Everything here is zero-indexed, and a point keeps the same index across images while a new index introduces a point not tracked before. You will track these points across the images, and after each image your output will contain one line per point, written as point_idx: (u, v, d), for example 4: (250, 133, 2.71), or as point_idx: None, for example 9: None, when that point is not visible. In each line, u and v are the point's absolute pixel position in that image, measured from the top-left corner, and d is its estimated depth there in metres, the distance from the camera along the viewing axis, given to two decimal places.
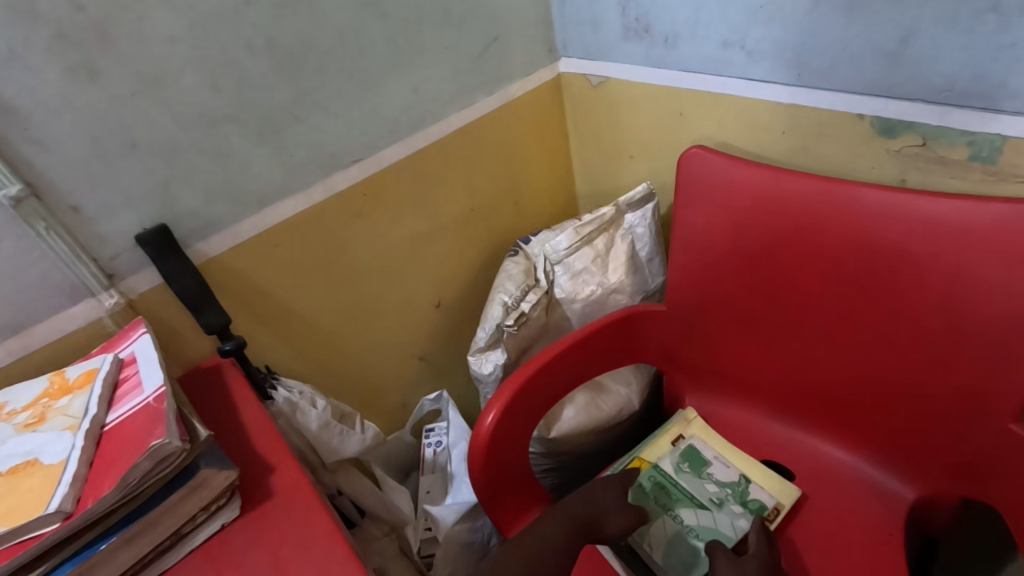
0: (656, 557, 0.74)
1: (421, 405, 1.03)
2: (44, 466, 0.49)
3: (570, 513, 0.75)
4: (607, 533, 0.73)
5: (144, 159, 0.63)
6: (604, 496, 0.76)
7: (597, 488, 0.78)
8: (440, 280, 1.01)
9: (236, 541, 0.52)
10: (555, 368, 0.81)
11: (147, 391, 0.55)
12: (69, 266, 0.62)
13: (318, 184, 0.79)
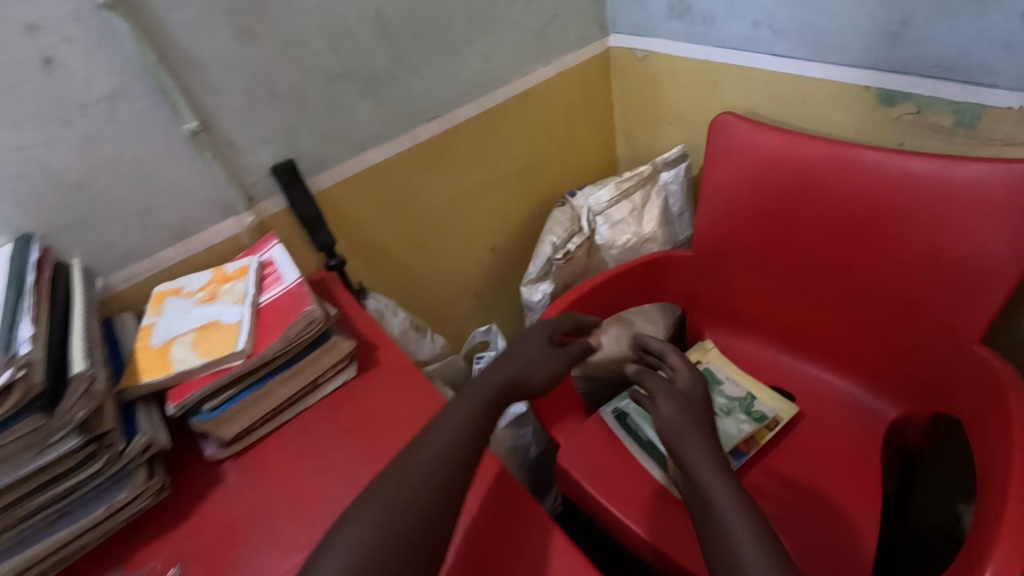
0: None
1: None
2: (225, 325, 0.67)
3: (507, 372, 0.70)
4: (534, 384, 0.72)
5: (280, 106, 0.81)
6: (524, 346, 0.74)
7: (517, 343, 0.75)
8: (495, 226, 1.17)
9: (356, 392, 0.69)
10: (594, 297, 0.97)
11: (288, 281, 0.73)
12: (223, 188, 0.80)
13: (404, 134, 0.95)
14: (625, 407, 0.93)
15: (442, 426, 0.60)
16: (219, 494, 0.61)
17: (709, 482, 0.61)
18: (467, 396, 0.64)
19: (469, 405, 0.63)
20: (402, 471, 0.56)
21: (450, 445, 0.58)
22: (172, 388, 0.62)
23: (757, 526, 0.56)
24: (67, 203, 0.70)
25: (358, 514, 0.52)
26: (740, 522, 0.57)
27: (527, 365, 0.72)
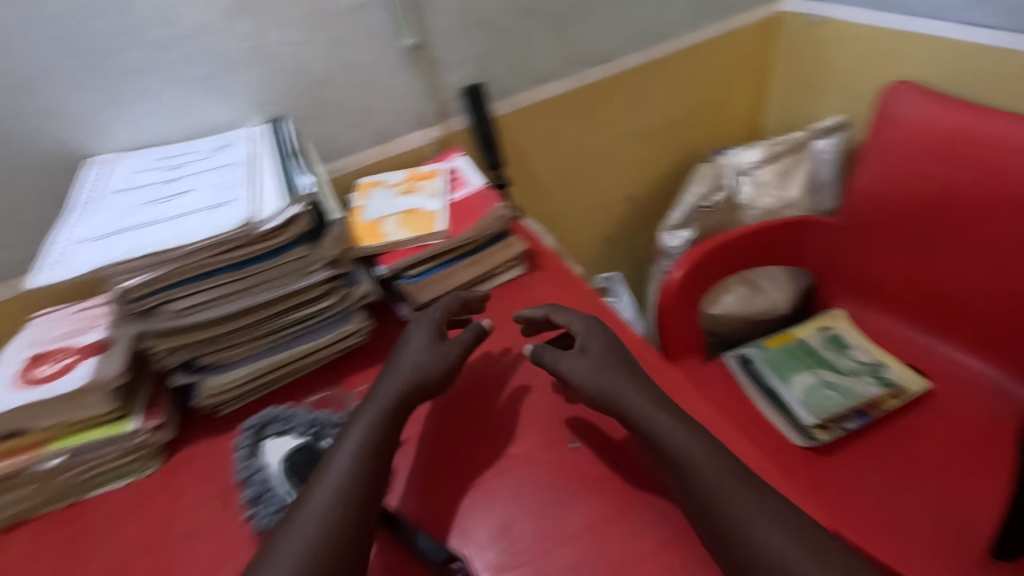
0: (792, 392, 0.91)
1: (519, 312, 0.69)
2: (427, 211, 0.78)
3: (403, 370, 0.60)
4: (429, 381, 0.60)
5: (481, 34, 0.91)
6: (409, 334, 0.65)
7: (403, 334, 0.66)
8: (636, 176, 1.23)
9: (523, 286, 0.80)
10: (733, 247, 1.01)
11: (474, 185, 0.83)
12: (423, 102, 0.92)
13: (576, 75, 1.03)
14: (751, 354, 0.99)
15: (353, 429, 0.55)
16: None
17: (691, 451, 0.50)
18: (365, 416, 0.56)
19: (367, 427, 0.55)
20: (307, 509, 0.49)
21: (351, 468, 0.52)
22: (385, 253, 0.73)
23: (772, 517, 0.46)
24: (308, 97, 0.84)
25: (293, 529, 0.48)
26: (761, 509, 0.46)
27: (410, 364, 0.61)
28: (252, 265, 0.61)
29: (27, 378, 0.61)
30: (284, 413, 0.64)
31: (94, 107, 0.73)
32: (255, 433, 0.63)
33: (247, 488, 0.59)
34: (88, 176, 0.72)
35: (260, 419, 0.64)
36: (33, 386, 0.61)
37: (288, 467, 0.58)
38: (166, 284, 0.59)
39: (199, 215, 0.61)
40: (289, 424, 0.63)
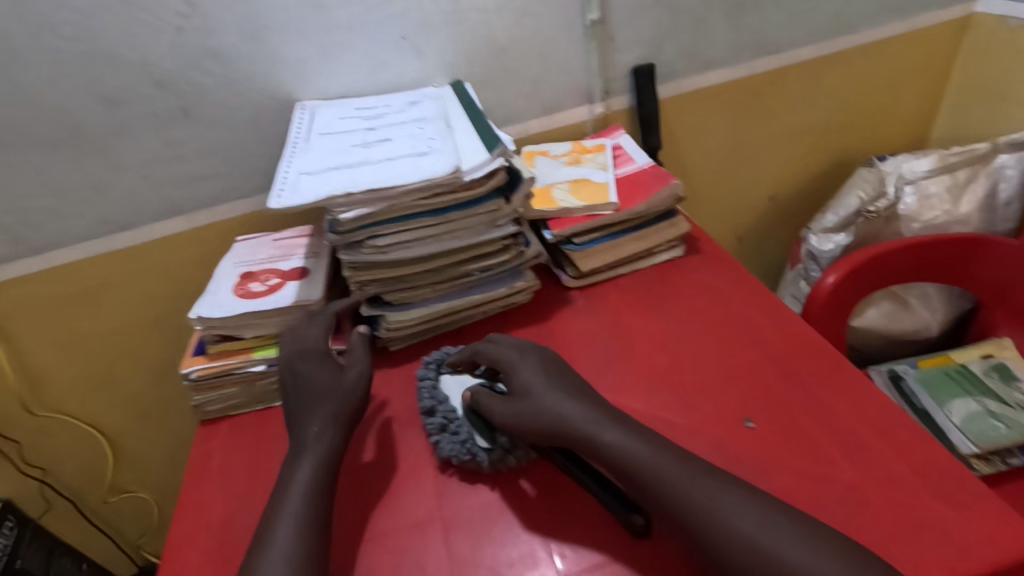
0: (952, 417, 0.85)
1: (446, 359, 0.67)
2: (595, 183, 0.80)
3: (323, 413, 0.59)
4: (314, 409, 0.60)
5: (661, 14, 0.91)
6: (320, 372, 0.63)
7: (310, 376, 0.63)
8: (785, 176, 1.18)
9: (682, 269, 0.79)
10: (895, 258, 0.95)
11: (640, 162, 0.84)
12: (592, 78, 0.93)
13: (745, 64, 1.01)
14: (902, 372, 0.93)
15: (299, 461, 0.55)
16: (568, 313, 0.75)
17: (644, 460, 0.50)
18: (314, 447, 0.56)
19: (314, 460, 0.55)
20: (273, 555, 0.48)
21: (308, 501, 0.52)
22: (554, 218, 0.76)
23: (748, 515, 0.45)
24: (489, 64, 0.87)
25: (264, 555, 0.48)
26: (735, 510, 0.46)
27: (325, 396, 0.60)
28: (449, 213, 0.65)
29: (243, 291, 0.70)
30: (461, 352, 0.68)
31: (307, 56, 0.80)
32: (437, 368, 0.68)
33: (431, 417, 0.63)
34: (295, 119, 0.78)
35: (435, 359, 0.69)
36: (247, 298, 0.69)
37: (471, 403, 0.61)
38: (375, 220, 0.63)
39: (407, 160, 0.66)
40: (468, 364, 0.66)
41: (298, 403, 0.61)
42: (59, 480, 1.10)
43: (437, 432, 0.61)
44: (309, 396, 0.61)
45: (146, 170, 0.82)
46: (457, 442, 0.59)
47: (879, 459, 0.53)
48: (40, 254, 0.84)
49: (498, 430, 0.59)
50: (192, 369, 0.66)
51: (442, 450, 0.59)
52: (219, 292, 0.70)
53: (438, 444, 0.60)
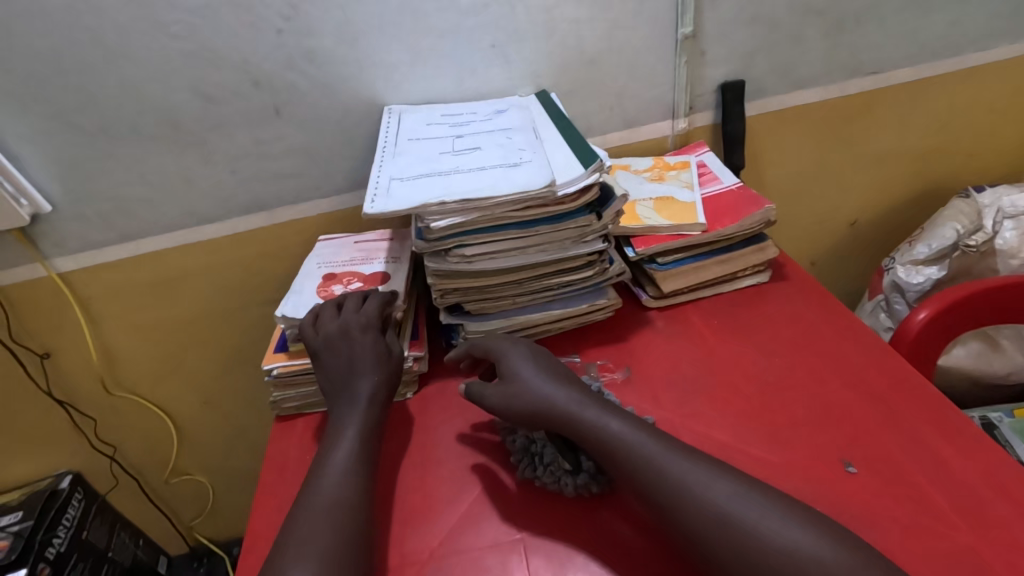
0: None
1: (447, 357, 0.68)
2: (681, 201, 0.77)
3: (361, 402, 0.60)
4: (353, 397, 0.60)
5: (755, 30, 0.88)
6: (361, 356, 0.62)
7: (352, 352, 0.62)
8: (869, 202, 1.13)
9: (768, 295, 0.76)
10: (992, 297, 0.87)
11: (727, 182, 0.81)
12: (678, 93, 0.91)
13: (838, 84, 0.96)
14: (996, 420, 0.86)
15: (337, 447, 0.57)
16: (648, 333, 0.73)
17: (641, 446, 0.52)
18: (353, 423, 0.59)
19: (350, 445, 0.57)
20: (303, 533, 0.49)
21: (344, 483, 0.53)
22: (638, 236, 0.74)
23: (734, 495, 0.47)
24: (575, 75, 0.86)
25: (309, 525, 0.49)
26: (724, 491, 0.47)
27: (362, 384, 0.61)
28: (539, 226, 0.64)
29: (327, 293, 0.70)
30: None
31: (398, 61, 0.81)
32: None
33: (511, 435, 0.62)
34: (383, 123, 0.79)
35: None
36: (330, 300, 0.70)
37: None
38: (464, 230, 0.63)
39: (498, 170, 0.65)
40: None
41: (328, 381, 0.62)
42: (127, 458, 1.14)
43: (519, 453, 0.60)
44: (344, 372, 0.62)
45: (235, 165, 0.84)
46: (543, 466, 0.58)
47: (1002, 521, 0.48)
48: (130, 241, 0.88)
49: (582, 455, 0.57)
50: (274, 366, 0.67)
51: (525, 472, 0.58)
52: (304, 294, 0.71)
53: (521, 465, 0.59)
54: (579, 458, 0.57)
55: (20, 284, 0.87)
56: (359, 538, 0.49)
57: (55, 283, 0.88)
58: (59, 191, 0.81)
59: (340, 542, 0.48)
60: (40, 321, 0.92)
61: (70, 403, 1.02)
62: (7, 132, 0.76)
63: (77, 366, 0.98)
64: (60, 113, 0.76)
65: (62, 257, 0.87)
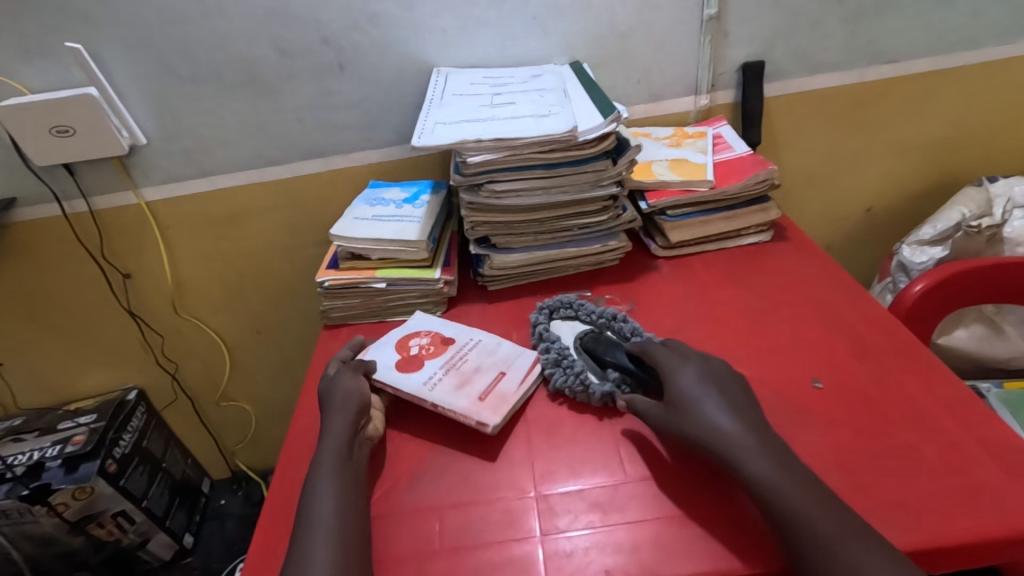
0: None
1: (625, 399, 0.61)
2: (693, 163, 0.85)
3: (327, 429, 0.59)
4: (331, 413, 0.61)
5: (776, 14, 0.95)
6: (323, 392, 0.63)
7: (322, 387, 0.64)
8: (885, 189, 1.17)
9: (767, 252, 0.83)
10: (984, 275, 0.94)
11: (739, 150, 0.88)
12: (702, 70, 0.99)
13: (856, 70, 1.02)
14: (985, 390, 0.91)
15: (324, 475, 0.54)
16: (653, 276, 0.82)
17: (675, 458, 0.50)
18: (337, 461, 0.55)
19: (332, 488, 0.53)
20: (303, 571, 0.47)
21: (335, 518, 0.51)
22: (651, 190, 0.83)
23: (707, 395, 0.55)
24: (606, 48, 0.95)
25: (313, 550, 0.49)
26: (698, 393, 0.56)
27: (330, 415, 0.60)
28: (560, 168, 0.73)
29: (400, 343, 0.71)
30: (575, 302, 0.75)
31: (448, 27, 0.91)
32: (548, 315, 0.75)
33: (545, 351, 0.69)
34: (432, 81, 0.89)
35: (561, 300, 0.76)
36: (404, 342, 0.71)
37: (588, 345, 0.68)
38: (495, 168, 0.73)
39: (530, 119, 0.75)
40: (577, 314, 0.74)
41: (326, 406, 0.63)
42: (184, 379, 1.27)
43: (552, 365, 0.67)
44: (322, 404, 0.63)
45: (301, 114, 0.96)
46: (574, 373, 0.64)
47: (943, 429, 0.56)
48: (206, 177, 1.00)
49: (609, 367, 0.65)
50: (326, 278, 0.78)
51: (558, 381, 0.64)
52: (409, 325, 0.75)
53: (555, 374, 0.65)
54: (607, 369, 0.65)
55: (113, 209, 1.01)
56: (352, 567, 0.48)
57: (141, 210, 1.02)
58: (153, 127, 0.95)
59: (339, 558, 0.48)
60: (125, 243, 1.06)
61: (141, 322, 1.16)
62: (118, 72, 0.89)
63: (152, 289, 1.12)
64: (161, 58, 0.89)
65: (150, 187, 1.00)
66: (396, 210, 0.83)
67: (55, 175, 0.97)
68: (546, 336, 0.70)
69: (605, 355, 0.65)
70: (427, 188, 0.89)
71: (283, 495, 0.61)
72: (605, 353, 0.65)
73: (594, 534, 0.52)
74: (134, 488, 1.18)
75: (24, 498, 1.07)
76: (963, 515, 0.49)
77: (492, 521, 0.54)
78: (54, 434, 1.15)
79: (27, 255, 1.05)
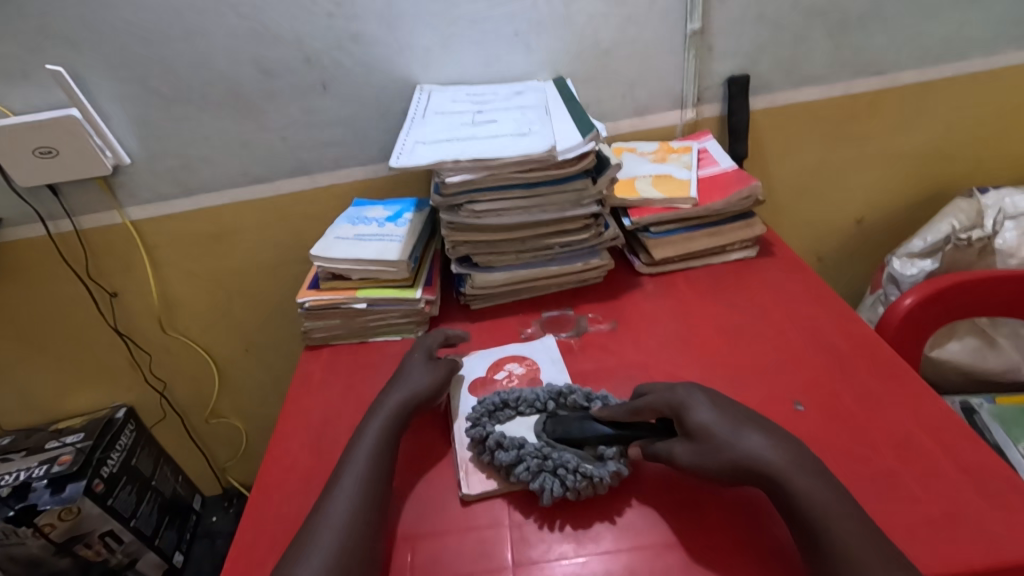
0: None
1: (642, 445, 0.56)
2: (677, 179, 0.85)
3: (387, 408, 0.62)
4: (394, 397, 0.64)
5: (760, 28, 0.95)
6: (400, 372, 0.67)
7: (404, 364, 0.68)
8: (875, 201, 1.16)
9: (753, 267, 0.83)
10: (971, 289, 0.92)
11: (724, 165, 0.88)
12: (687, 85, 0.98)
13: (842, 83, 1.02)
14: (977, 406, 0.90)
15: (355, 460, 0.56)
16: (637, 294, 0.81)
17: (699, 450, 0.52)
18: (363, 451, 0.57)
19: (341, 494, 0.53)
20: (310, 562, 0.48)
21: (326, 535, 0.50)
22: (634, 207, 0.82)
23: (726, 420, 0.52)
24: (590, 63, 0.95)
25: (315, 552, 0.49)
26: (715, 419, 0.53)
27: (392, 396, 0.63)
28: (540, 187, 0.73)
29: (497, 363, 0.71)
30: (509, 398, 0.63)
31: (431, 45, 0.91)
32: (492, 416, 0.62)
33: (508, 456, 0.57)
34: (415, 99, 0.89)
35: (489, 403, 0.63)
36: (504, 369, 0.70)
37: (555, 432, 0.59)
38: (475, 187, 0.72)
39: (509, 138, 0.74)
40: (517, 406, 0.63)
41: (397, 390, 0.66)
42: (173, 396, 1.27)
43: (535, 469, 0.56)
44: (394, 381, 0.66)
45: (285, 132, 0.96)
46: (570, 470, 0.55)
47: (925, 453, 0.55)
48: (191, 196, 1.00)
49: (597, 445, 0.58)
50: (306, 299, 0.78)
51: (553, 490, 0.54)
52: (529, 346, 0.73)
53: (543, 483, 0.54)
54: (597, 449, 0.57)
55: (98, 228, 1.01)
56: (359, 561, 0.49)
57: (127, 230, 1.02)
58: (137, 147, 0.95)
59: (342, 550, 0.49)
60: (111, 263, 1.05)
61: (129, 340, 1.16)
62: (100, 93, 0.89)
63: (139, 307, 1.12)
64: (143, 79, 0.89)
65: (135, 206, 1.00)
66: (378, 229, 0.83)
67: (39, 196, 0.97)
68: (509, 445, 0.57)
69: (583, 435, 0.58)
70: (410, 206, 0.88)
71: (257, 522, 0.60)
72: (582, 432, 0.58)
73: (570, 565, 0.51)
74: (122, 508, 1.17)
75: (9, 519, 1.06)
76: (944, 545, 0.47)
77: (464, 552, 0.53)
78: (41, 454, 1.14)
79: (13, 275, 1.05)
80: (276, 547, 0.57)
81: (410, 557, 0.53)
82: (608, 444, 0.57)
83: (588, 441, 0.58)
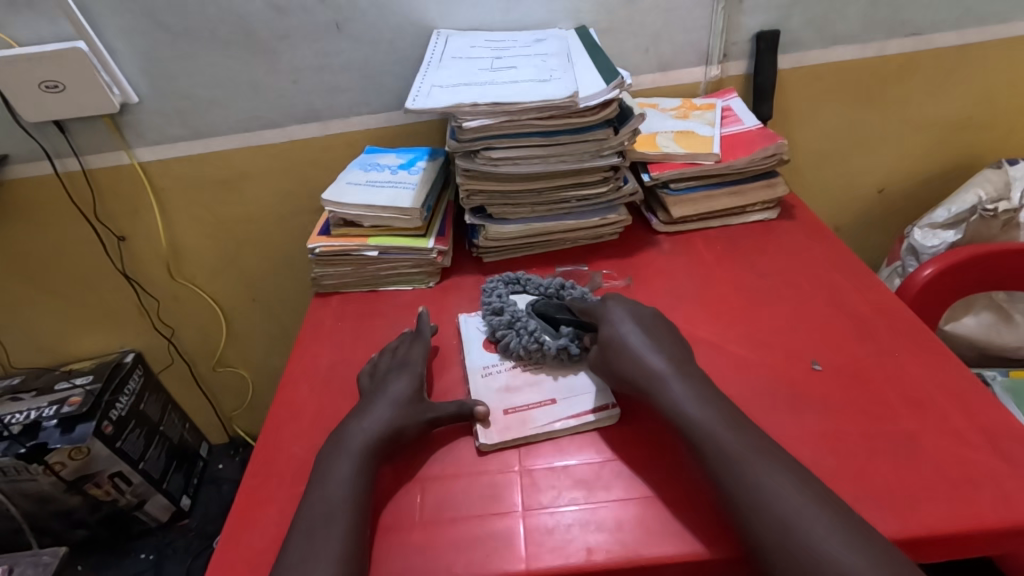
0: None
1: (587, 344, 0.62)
2: (699, 135, 0.82)
3: (390, 392, 0.59)
4: (396, 382, 0.61)
5: None
6: (399, 363, 0.64)
7: (403, 357, 0.65)
8: (898, 169, 1.13)
9: (773, 229, 0.81)
10: (986, 261, 0.90)
11: (748, 123, 0.85)
12: (713, 40, 0.95)
13: (876, 43, 0.98)
14: (990, 377, 0.89)
15: (366, 420, 0.56)
16: (653, 253, 0.80)
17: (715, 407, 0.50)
18: (376, 411, 0.57)
19: (353, 452, 0.53)
20: (323, 510, 0.49)
21: (337, 490, 0.50)
22: (655, 162, 0.80)
23: (647, 342, 0.56)
24: (615, 13, 0.91)
25: (325, 503, 0.49)
26: (643, 341, 0.56)
27: (394, 379, 0.61)
28: (560, 136, 0.70)
29: (511, 319, 0.70)
30: (523, 278, 0.73)
31: None
32: (508, 285, 0.73)
33: (500, 316, 0.68)
34: (431, 43, 0.86)
35: (504, 278, 0.73)
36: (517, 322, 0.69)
37: (540, 308, 0.67)
38: (493, 133, 0.70)
39: (529, 84, 0.71)
40: (526, 284, 0.73)
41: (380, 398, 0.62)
42: (181, 343, 1.27)
43: (505, 329, 0.66)
44: (391, 370, 0.63)
45: (296, 76, 0.93)
46: (528, 332, 0.64)
47: (944, 415, 0.54)
48: (200, 139, 0.98)
49: (564, 325, 0.65)
50: (317, 245, 0.76)
51: (511, 344, 0.64)
52: (541, 302, 0.72)
53: (508, 338, 0.64)
54: (560, 328, 0.65)
55: (105, 169, 1.00)
56: (360, 519, 0.49)
57: (135, 171, 1.00)
58: (145, 85, 0.92)
59: (347, 507, 0.49)
60: (120, 205, 1.04)
61: (136, 284, 1.15)
62: (107, 26, 0.87)
63: (148, 252, 1.11)
64: (150, 13, 0.86)
65: (143, 147, 0.98)
66: (391, 176, 0.81)
67: (46, 133, 0.95)
68: (501, 304, 0.69)
69: (558, 316, 0.66)
70: (424, 155, 0.86)
71: (265, 461, 0.60)
72: (557, 313, 0.66)
73: (579, 511, 0.51)
74: (131, 450, 1.18)
75: (20, 456, 1.08)
76: (957, 504, 0.47)
77: (472, 497, 0.53)
78: (51, 394, 1.16)
79: (22, 214, 1.04)
80: (285, 484, 0.57)
81: (421, 500, 0.53)
82: (570, 326, 0.65)
83: (558, 321, 0.66)
